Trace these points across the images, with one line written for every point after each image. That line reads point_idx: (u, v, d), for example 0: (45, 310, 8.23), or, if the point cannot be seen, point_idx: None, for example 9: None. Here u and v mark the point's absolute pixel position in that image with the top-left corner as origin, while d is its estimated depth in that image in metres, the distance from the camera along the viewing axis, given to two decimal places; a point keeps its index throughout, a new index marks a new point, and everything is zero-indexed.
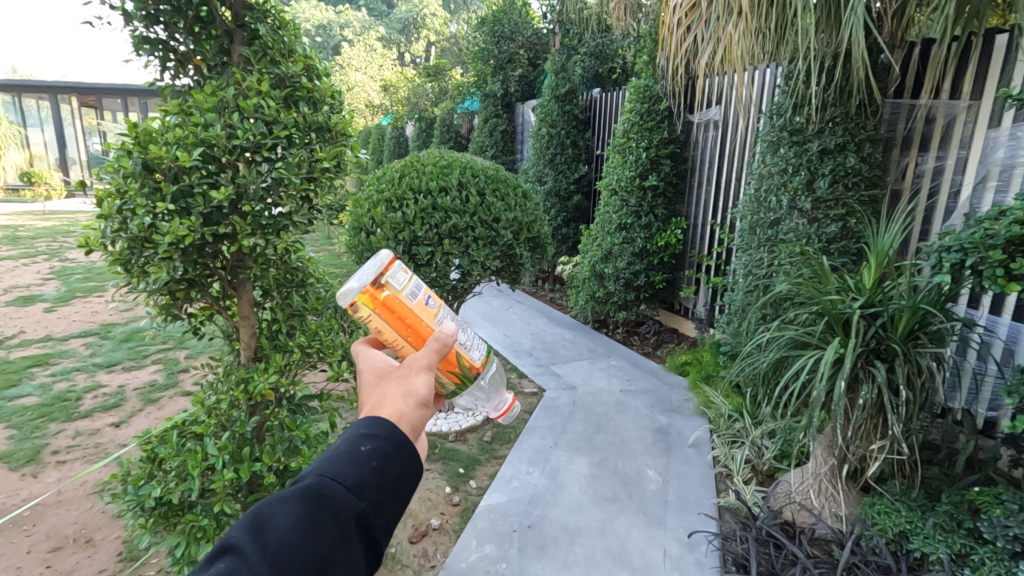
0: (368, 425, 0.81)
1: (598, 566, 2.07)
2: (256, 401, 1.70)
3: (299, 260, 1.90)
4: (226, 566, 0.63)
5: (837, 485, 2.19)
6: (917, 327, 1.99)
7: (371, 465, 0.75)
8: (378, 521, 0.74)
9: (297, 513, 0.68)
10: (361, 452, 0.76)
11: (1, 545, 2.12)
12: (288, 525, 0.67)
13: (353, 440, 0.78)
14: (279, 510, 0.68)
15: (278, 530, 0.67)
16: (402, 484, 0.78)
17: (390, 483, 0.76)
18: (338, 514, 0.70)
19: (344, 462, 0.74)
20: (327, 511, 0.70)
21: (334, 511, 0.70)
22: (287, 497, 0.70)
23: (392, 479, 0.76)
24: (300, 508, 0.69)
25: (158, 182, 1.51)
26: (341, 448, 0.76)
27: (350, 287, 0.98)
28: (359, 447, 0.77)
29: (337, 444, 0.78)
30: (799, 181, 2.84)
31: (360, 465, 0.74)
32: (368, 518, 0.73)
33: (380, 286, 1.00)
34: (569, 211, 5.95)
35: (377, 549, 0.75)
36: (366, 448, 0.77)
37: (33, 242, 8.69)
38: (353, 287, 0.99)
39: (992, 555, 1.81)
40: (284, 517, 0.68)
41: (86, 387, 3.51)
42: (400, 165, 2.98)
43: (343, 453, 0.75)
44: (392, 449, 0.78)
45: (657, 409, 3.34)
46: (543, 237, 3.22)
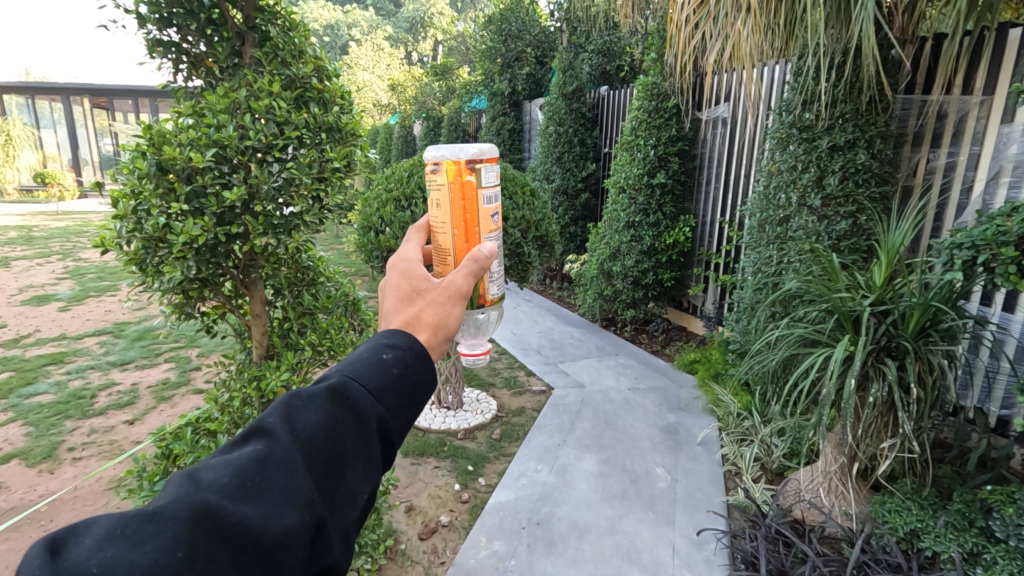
0: (392, 336, 0.76)
1: (607, 564, 2.08)
2: (268, 399, 1.71)
3: (310, 260, 1.92)
4: (254, 452, 0.61)
5: (847, 484, 2.18)
6: (929, 325, 1.98)
7: (389, 374, 0.70)
8: (396, 426, 0.70)
9: (320, 410, 0.64)
10: (382, 359, 0.72)
11: (19, 540, 2.16)
12: (311, 419, 0.64)
13: (374, 346, 0.74)
14: (303, 404, 0.65)
15: (302, 423, 0.63)
16: (422, 398, 0.73)
17: (411, 392, 0.72)
18: (359, 418, 0.66)
19: (365, 367, 0.70)
20: (348, 413, 0.66)
21: (354, 414, 0.66)
22: (312, 395, 0.66)
23: (411, 390, 0.72)
24: (325, 406, 0.65)
25: (172, 183, 1.53)
26: (363, 353, 0.72)
27: (446, 153, 1.04)
28: (382, 354, 0.72)
29: (360, 350, 0.74)
30: (808, 178, 2.82)
31: (380, 373, 0.70)
32: (387, 423, 0.69)
33: (468, 170, 1.03)
34: (577, 209, 5.95)
35: (391, 454, 0.71)
36: (388, 357, 0.72)
37: (47, 242, 8.80)
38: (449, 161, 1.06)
39: (1004, 553, 1.80)
40: (309, 413, 0.64)
41: (100, 385, 3.56)
42: (409, 164, 3.00)
43: (365, 359, 0.71)
44: (414, 362, 0.74)
45: (665, 407, 3.34)
46: (551, 236, 3.21)
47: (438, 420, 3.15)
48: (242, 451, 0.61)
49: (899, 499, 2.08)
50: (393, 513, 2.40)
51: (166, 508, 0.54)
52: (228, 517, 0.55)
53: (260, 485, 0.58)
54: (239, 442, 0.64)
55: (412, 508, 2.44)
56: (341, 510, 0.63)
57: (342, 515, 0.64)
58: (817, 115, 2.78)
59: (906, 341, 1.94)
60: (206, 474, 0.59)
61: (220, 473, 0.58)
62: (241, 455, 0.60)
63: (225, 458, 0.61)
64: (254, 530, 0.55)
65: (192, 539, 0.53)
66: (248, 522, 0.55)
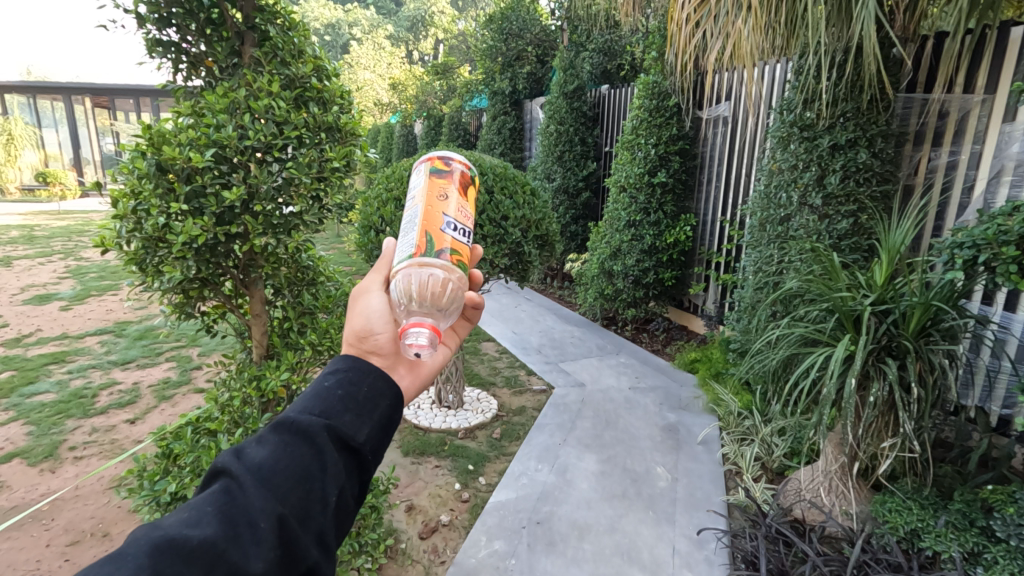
0: (331, 361, 0.86)
1: (608, 563, 2.08)
2: (268, 398, 1.71)
3: (310, 259, 1.92)
4: (216, 489, 0.69)
5: (848, 483, 2.18)
6: (929, 324, 1.98)
7: (334, 392, 0.80)
8: (353, 435, 0.79)
9: (273, 442, 0.73)
10: (326, 386, 0.82)
11: (21, 539, 2.17)
12: (264, 449, 0.72)
13: (320, 377, 0.84)
14: (255, 440, 0.74)
15: (256, 454, 0.72)
16: (374, 404, 0.82)
17: (360, 403, 0.81)
18: (311, 435, 0.75)
19: (309, 397, 0.79)
20: (299, 435, 0.75)
21: (305, 434, 0.75)
22: (264, 433, 0.75)
23: (361, 401, 0.81)
24: (276, 437, 0.74)
25: (171, 183, 1.53)
26: (310, 384, 0.82)
27: None
28: (325, 381, 0.82)
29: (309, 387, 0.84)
30: (809, 177, 2.81)
31: (327, 397, 0.80)
32: (341, 433, 0.77)
33: None
34: (578, 208, 5.95)
35: (355, 463, 0.79)
36: (331, 382, 0.82)
37: (49, 241, 8.81)
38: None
39: (1005, 553, 1.80)
40: (261, 444, 0.73)
41: (101, 384, 3.57)
42: (409, 163, 3.00)
43: (312, 391, 0.80)
44: (358, 379, 0.84)
45: (666, 406, 3.34)
46: (551, 235, 3.21)
47: (439, 419, 3.15)
48: (206, 492, 0.69)
49: (900, 499, 2.08)
50: (394, 512, 2.40)
51: (134, 545, 0.61)
52: (193, 539, 0.62)
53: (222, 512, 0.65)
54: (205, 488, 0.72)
55: (413, 507, 2.44)
56: (312, 516, 0.71)
57: (314, 520, 0.71)
58: (818, 114, 2.78)
59: (907, 341, 1.94)
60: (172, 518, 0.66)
61: (183, 513, 0.66)
62: (203, 496, 0.68)
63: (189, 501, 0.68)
64: (219, 547, 0.63)
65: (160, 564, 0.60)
66: (211, 542, 0.63)
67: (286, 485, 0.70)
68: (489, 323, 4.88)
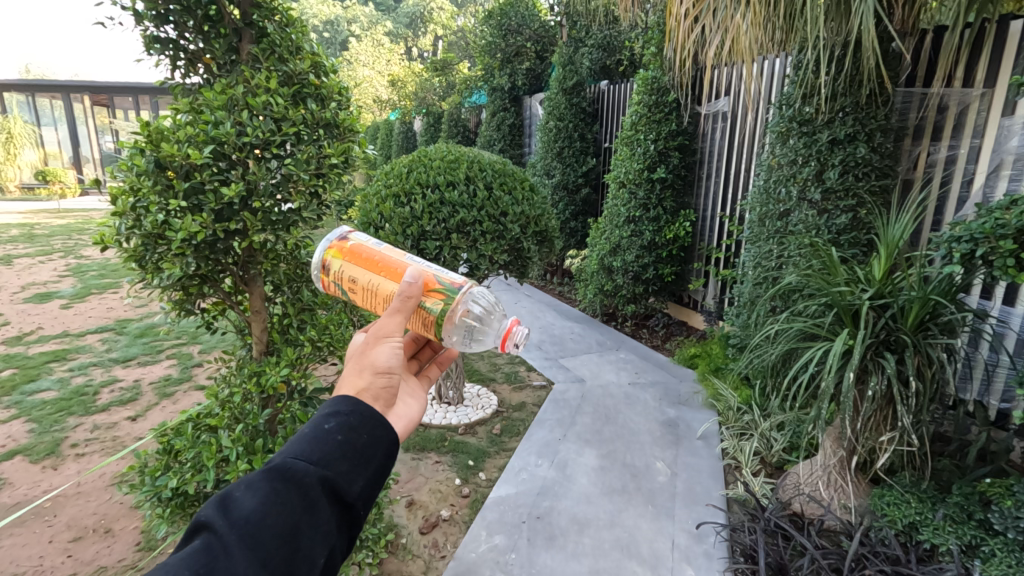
0: (333, 401, 0.83)
1: (607, 557, 2.09)
2: (268, 394, 1.69)
3: (309, 255, 1.91)
4: (197, 548, 0.67)
5: (846, 477, 2.20)
6: (929, 318, 1.99)
7: (332, 437, 0.77)
8: (350, 489, 0.76)
9: (261, 494, 0.71)
10: (325, 429, 0.78)
11: (23, 535, 2.18)
12: (253, 504, 0.70)
13: (319, 417, 0.81)
14: (243, 492, 0.71)
15: (242, 510, 0.70)
16: (372, 453, 0.80)
17: (358, 452, 0.78)
18: (305, 488, 0.73)
19: (307, 440, 0.77)
20: (292, 486, 0.72)
21: (300, 485, 0.73)
22: (255, 481, 0.73)
23: (360, 450, 0.79)
24: (266, 488, 0.72)
25: (170, 180, 1.53)
26: (307, 427, 0.79)
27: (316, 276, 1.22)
28: (325, 423, 0.79)
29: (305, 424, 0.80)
30: (809, 172, 2.81)
31: (325, 442, 0.77)
32: (336, 487, 0.75)
33: (344, 242, 1.19)
34: (578, 204, 5.95)
35: (349, 513, 0.77)
36: (331, 424, 0.79)
37: (49, 240, 8.79)
38: (323, 249, 1.19)
39: (1003, 546, 1.81)
40: (250, 497, 0.71)
41: (103, 381, 3.58)
42: (408, 160, 3.01)
43: (308, 433, 0.78)
44: (358, 424, 0.81)
45: (666, 401, 3.35)
46: (550, 231, 3.20)
47: (439, 416, 3.16)
48: (187, 549, 0.67)
49: (898, 492, 2.09)
50: (394, 508, 2.41)
51: None
52: None
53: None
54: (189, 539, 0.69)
55: (414, 502, 2.45)
56: None
57: None
58: (817, 109, 2.78)
59: (906, 335, 1.94)
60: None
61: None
62: (180, 555, 0.65)
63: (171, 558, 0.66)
64: None
65: None
66: None
67: (271, 547, 0.68)
68: None
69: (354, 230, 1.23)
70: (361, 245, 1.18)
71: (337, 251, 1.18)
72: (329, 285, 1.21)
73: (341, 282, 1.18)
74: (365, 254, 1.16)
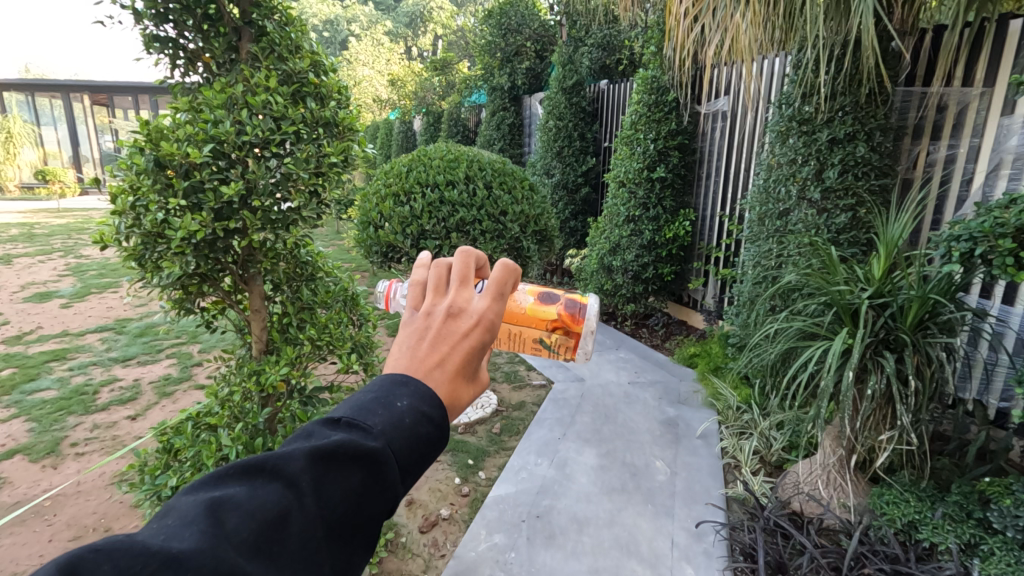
0: (438, 413, 0.68)
1: (606, 555, 2.09)
2: (268, 393, 1.69)
3: (309, 255, 1.91)
4: (277, 502, 0.59)
5: (845, 475, 2.21)
6: (928, 317, 1.99)
7: (425, 448, 0.66)
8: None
9: (351, 482, 0.61)
10: (423, 432, 0.66)
11: (22, 534, 2.18)
12: (340, 490, 0.61)
13: (416, 409, 0.67)
14: (336, 467, 0.61)
15: (331, 490, 0.60)
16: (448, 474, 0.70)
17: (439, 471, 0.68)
18: (387, 494, 0.64)
19: (408, 435, 0.65)
20: (376, 488, 0.63)
21: (384, 490, 0.63)
22: (348, 456, 0.62)
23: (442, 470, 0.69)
24: (355, 476, 0.62)
25: (170, 179, 1.52)
26: (407, 417, 0.65)
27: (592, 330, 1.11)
28: (424, 428, 0.66)
29: (404, 403, 0.67)
30: (808, 171, 2.82)
31: (416, 449, 0.65)
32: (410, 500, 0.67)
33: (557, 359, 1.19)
34: (577, 203, 5.95)
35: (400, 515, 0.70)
36: (426, 430, 0.66)
37: (48, 239, 8.78)
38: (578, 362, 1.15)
39: (1002, 544, 1.82)
40: (340, 480, 0.61)
41: (103, 381, 3.58)
42: (407, 159, 3.01)
43: (406, 429, 0.65)
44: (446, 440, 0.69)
45: (665, 400, 3.35)
46: (550, 230, 3.20)
47: None
48: (265, 495, 0.59)
49: (897, 491, 2.09)
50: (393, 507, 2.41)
51: (186, 559, 0.52)
52: None
53: (275, 552, 0.56)
54: (267, 474, 0.61)
55: (413, 501, 2.45)
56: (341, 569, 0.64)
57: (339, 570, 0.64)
58: (816, 108, 2.77)
59: (905, 334, 1.95)
60: (226, 520, 0.56)
61: (239, 524, 0.56)
62: (264, 503, 0.58)
63: (249, 498, 0.58)
64: None
65: None
66: None
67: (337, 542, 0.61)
68: None
69: None
70: None
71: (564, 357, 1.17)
72: (571, 339, 1.11)
73: (552, 348, 1.12)
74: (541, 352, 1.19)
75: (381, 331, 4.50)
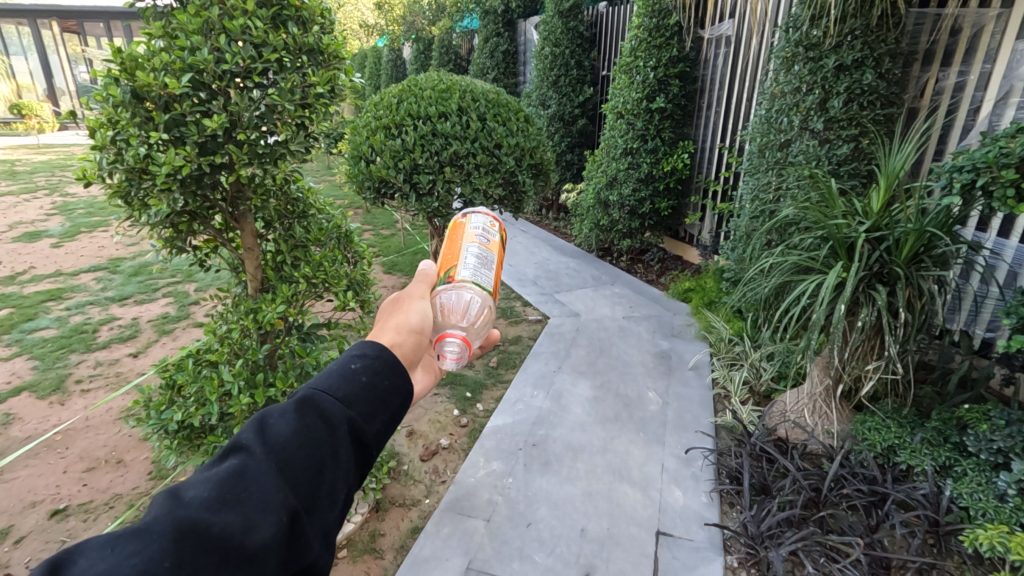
0: (360, 344, 0.81)
1: (599, 480, 2.20)
2: (267, 330, 1.69)
3: (299, 191, 1.87)
4: (231, 465, 0.65)
5: (830, 404, 2.29)
6: (922, 250, 2.00)
7: (357, 376, 0.75)
8: (369, 431, 0.74)
9: (293, 420, 0.69)
10: (352, 367, 0.77)
11: (37, 466, 2.26)
12: (285, 429, 0.68)
13: (345, 358, 0.78)
14: (276, 416, 0.69)
15: (277, 432, 0.68)
16: (392, 400, 0.77)
17: (381, 397, 0.76)
18: (332, 424, 0.71)
19: (337, 375, 0.75)
20: (320, 421, 0.71)
21: (327, 420, 0.71)
22: (285, 407, 0.71)
23: (383, 394, 0.76)
24: (297, 417, 0.70)
25: (150, 112, 1.47)
26: (334, 365, 0.77)
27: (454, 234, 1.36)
28: (351, 364, 0.77)
29: (332, 363, 0.78)
30: (812, 100, 2.73)
31: (350, 381, 0.75)
32: (360, 427, 0.73)
33: (460, 220, 1.29)
34: (574, 135, 5.79)
35: (368, 457, 0.75)
36: (357, 365, 0.77)
37: (32, 177, 8.55)
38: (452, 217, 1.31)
39: (975, 466, 1.91)
40: (281, 425, 0.69)
41: (101, 320, 3.60)
42: (398, 89, 2.88)
43: (335, 371, 0.76)
44: (382, 368, 0.78)
45: (659, 334, 3.42)
46: (546, 164, 3.11)
47: None
48: (220, 467, 0.65)
49: (880, 418, 2.18)
50: (395, 437, 2.50)
51: (150, 524, 0.57)
52: (214, 526, 0.58)
53: (238, 496, 0.62)
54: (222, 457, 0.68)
55: (414, 432, 2.54)
56: (320, 511, 0.67)
57: (320, 516, 0.67)
58: (825, 32, 2.65)
59: (898, 267, 1.97)
60: (184, 493, 0.62)
61: (197, 491, 0.62)
62: (217, 470, 0.64)
63: (204, 474, 0.64)
64: (232, 537, 0.58)
65: (175, 550, 0.56)
66: (228, 528, 0.59)
67: (301, 475, 0.66)
68: None
69: (482, 215, 1.29)
70: (463, 227, 1.26)
71: (457, 224, 1.28)
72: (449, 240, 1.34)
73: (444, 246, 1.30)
74: (457, 237, 1.24)
75: (376, 268, 4.50)
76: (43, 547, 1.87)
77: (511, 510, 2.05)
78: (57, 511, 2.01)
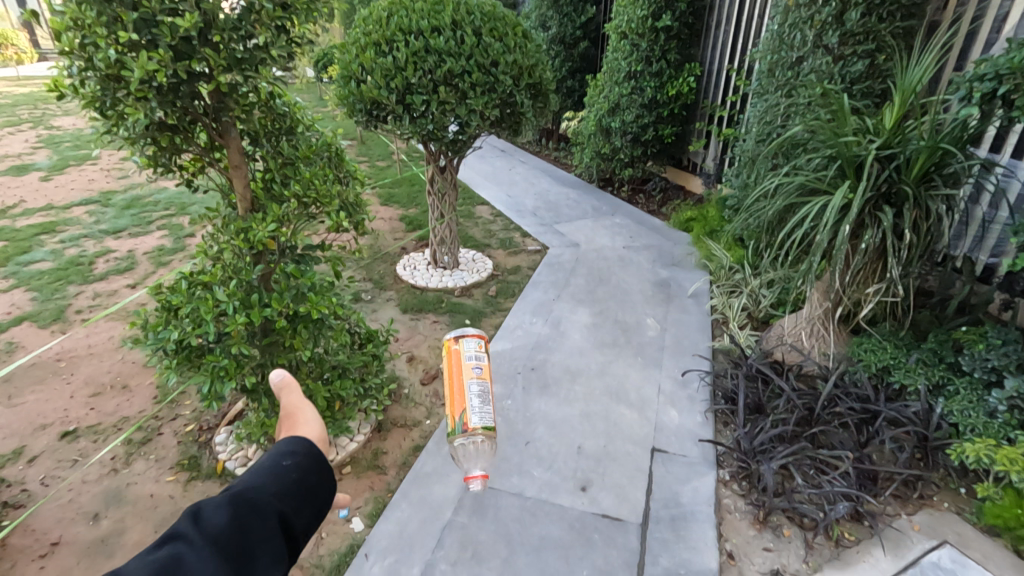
0: (285, 443, 0.82)
1: (597, 402, 2.24)
2: (259, 250, 1.66)
3: (286, 106, 1.79)
4: (168, 553, 0.62)
5: (828, 327, 2.30)
6: (933, 170, 1.94)
7: (289, 473, 0.77)
8: (299, 523, 0.75)
9: (229, 512, 0.69)
10: (283, 465, 0.78)
11: (44, 391, 2.30)
12: (222, 520, 0.67)
13: (275, 456, 0.80)
14: (210, 508, 0.69)
15: (216, 524, 0.67)
16: (320, 491, 0.79)
17: (310, 489, 0.78)
18: (264, 514, 0.71)
19: (269, 475, 0.76)
20: (252, 512, 0.70)
21: (258, 509, 0.71)
22: (218, 501, 0.70)
23: (314, 488, 0.78)
24: (232, 508, 0.69)
25: (118, 11, 1.35)
26: (263, 463, 0.78)
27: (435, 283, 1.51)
28: (282, 461, 0.79)
29: (260, 460, 0.79)
30: (828, 12, 2.56)
31: (281, 477, 0.76)
32: (290, 519, 0.74)
33: (455, 343, 1.54)
34: (575, 59, 5.53)
35: (296, 551, 0.74)
36: (288, 461, 0.79)
37: (14, 110, 8.26)
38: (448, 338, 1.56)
39: (967, 384, 1.94)
40: (216, 517, 0.68)
41: (97, 252, 3.57)
42: (387, 2, 2.71)
43: (266, 469, 0.77)
44: (311, 463, 0.80)
45: (659, 263, 3.40)
46: (545, 84, 2.94)
47: (434, 279, 3.19)
48: (154, 555, 0.61)
49: (876, 340, 2.20)
50: (395, 362, 2.53)
51: None
52: None
53: None
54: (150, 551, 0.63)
55: (414, 357, 2.57)
56: None
57: None
58: None
59: (907, 187, 1.91)
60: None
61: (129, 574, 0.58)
62: (149, 558, 0.61)
63: (134, 563, 0.60)
64: None
65: None
66: None
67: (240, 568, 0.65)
68: (483, 186, 4.76)
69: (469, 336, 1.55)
70: (458, 359, 1.52)
71: (452, 349, 1.53)
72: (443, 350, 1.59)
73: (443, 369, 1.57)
74: (457, 369, 1.51)
75: (372, 199, 4.42)
76: (57, 465, 1.94)
77: (510, 429, 2.10)
78: (67, 432, 2.07)
